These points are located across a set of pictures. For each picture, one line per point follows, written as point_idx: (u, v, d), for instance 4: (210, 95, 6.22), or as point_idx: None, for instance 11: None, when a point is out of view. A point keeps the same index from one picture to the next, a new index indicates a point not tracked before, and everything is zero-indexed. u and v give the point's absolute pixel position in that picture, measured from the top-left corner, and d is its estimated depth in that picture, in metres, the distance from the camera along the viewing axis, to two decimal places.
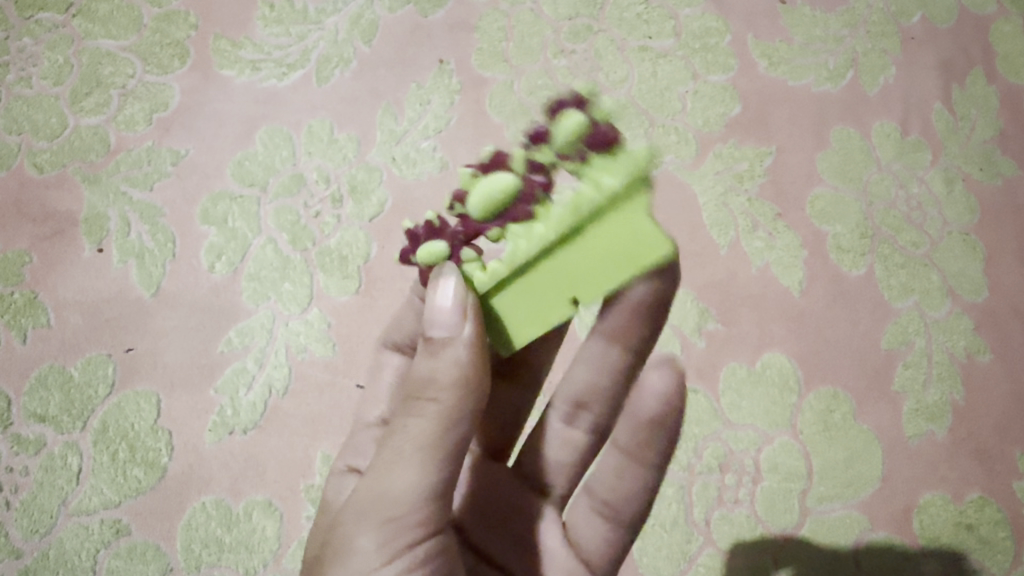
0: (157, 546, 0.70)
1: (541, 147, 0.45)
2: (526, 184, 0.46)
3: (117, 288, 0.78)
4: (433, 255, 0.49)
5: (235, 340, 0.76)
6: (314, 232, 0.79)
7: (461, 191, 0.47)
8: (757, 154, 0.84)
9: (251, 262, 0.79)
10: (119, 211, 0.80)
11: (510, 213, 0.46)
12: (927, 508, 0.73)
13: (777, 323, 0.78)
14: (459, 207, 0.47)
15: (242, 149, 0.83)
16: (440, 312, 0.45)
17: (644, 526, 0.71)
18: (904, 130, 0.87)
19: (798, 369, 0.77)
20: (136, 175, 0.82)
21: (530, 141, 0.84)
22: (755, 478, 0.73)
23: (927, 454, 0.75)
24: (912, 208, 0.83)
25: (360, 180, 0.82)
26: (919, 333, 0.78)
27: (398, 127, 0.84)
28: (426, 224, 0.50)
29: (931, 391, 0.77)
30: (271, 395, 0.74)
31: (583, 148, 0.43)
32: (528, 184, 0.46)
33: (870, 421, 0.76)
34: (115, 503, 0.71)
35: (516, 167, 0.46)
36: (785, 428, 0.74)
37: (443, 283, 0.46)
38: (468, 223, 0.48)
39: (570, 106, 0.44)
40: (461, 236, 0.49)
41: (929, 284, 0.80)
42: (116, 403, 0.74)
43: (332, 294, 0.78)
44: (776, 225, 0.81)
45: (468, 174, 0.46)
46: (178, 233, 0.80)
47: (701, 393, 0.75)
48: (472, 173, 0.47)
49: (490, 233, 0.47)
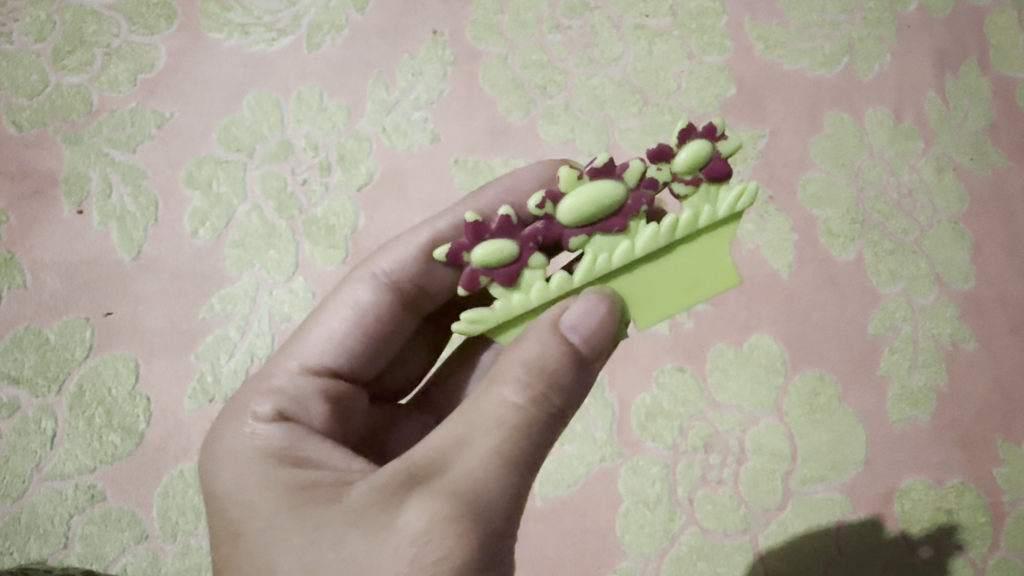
0: (133, 513, 0.67)
1: (659, 165, 0.46)
2: (631, 197, 0.46)
3: (98, 251, 0.76)
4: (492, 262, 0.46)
5: (217, 306, 0.74)
6: (301, 200, 0.78)
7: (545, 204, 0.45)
8: (751, 136, 0.85)
9: (236, 228, 0.77)
10: (100, 172, 0.78)
11: (603, 224, 0.46)
12: (909, 492, 0.72)
13: (765, 305, 0.78)
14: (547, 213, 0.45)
15: (230, 114, 0.81)
16: (554, 354, 0.42)
17: (628, 504, 0.70)
18: (897, 117, 0.87)
19: (786, 351, 0.76)
20: (119, 137, 0.79)
21: (522, 116, 0.83)
22: (740, 459, 0.72)
23: (911, 439, 0.74)
24: (902, 194, 0.83)
25: (349, 150, 0.80)
26: (906, 319, 0.78)
27: (389, 97, 0.83)
28: (498, 222, 0.45)
29: (916, 376, 0.76)
30: (252, 363, 0.72)
31: (699, 174, 0.47)
32: (635, 195, 0.46)
33: (855, 405, 0.75)
34: (90, 469, 0.68)
35: (630, 178, 0.46)
36: (771, 410, 0.74)
37: (580, 308, 0.44)
38: (550, 225, 0.46)
39: (695, 136, 0.46)
40: (535, 238, 0.46)
41: (916, 271, 0.80)
42: (94, 367, 0.71)
43: (318, 264, 0.76)
44: (767, 208, 0.82)
45: (574, 175, 0.45)
46: (161, 196, 0.78)
47: (688, 372, 0.74)
48: (578, 176, 0.45)
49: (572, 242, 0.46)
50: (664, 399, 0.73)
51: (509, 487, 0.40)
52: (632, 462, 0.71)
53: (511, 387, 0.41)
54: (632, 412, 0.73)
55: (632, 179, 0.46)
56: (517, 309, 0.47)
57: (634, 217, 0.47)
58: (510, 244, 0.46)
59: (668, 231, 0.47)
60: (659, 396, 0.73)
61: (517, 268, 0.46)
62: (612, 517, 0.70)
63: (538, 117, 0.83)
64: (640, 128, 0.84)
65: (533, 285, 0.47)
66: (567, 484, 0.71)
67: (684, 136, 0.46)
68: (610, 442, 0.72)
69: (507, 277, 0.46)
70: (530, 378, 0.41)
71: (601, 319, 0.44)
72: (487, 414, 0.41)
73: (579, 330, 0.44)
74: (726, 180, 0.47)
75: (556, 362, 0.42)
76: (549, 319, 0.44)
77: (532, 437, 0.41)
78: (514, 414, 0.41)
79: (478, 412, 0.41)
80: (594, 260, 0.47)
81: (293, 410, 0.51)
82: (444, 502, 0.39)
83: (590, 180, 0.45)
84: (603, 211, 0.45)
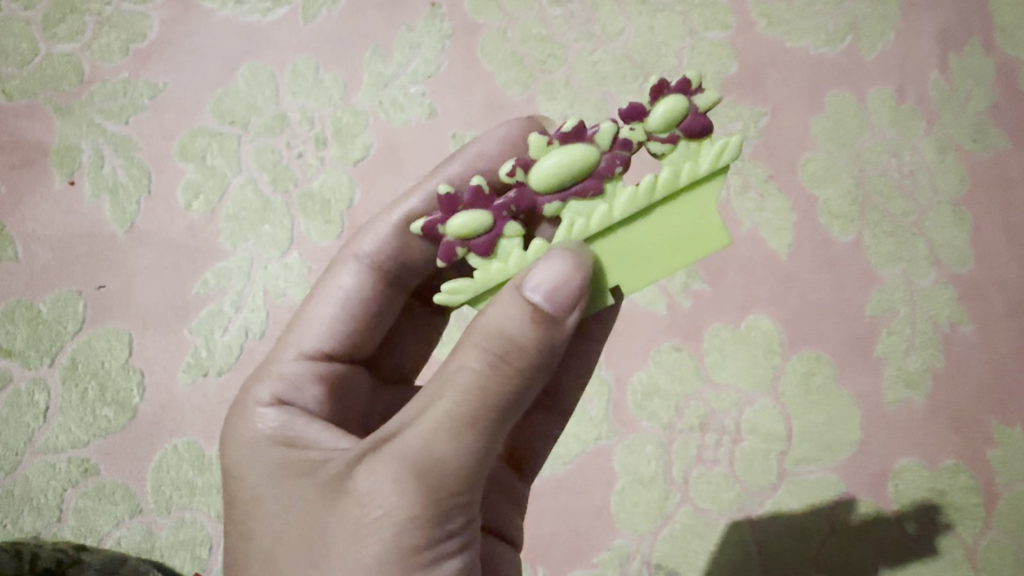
0: (127, 486, 0.67)
1: (633, 126, 0.46)
2: (605, 159, 0.46)
3: (90, 223, 0.75)
4: (466, 229, 0.46)
5: (211, 281, 0.73)
6: (296, 173, 0.77)
7: (517, 169, 0.46)
8: (752, 115, 0.84)
9: (230, 201, 0.76)
10: (92, 143, 0.77)
11: (578, 187, 0.46)
12: (902, 473, 0.72)
13: (763, 285, 0.77)
14: (519, 180, 0.46)
15: (224, 85, 0.80)
16: (521, 315, 0.41)
17: (623, 482, 0.70)
18: (899, 97, 0.86)
19: (783, 332, 0.76)
20: (112, 107, 0.78)
21: (521, 92, 0.82)
22: (735, 438, 0.72)
23: (906, 420, 0.74)
24: (903, 175, 0.83)
25: (345, 123, 0.79)
26: (903, 301, 0.78)
27: (386, 71, 0.82)
28: (471, 191, 0.46)
29: (912, 358, 0.76)
30: (247, 338, 0.72)
31: (676, 131, 0.46)
32: (609, 157, 0.46)
33: (851, 385, 0.75)
34: (84, 442, 0.67)
35: (602, 140, 0.46)
36: (767, 390, 0.73)
37: (543, 269, 0.42)
38: (524, 193, 0.46)
39: (668, 93, 0.46)
40: (509, 206, 0.46)
41: (915, 252, 0.80)
42: (86, 340, 0.70)
43: (313, 239, 0.75)
44: (768, 187, 0.81)
45: (543, 141, 0.45)
46: (154, 169, 0.77)
47: (684, 352, 0.74)
48: (547, 142, 0.45)
49: (547, 208, 0.46)
50: (660, 378, 0.73)
51: (468, 451, 0.41)
52: (628, 440, 0.71)
53: (468, 353, 0.41)
54: (628, 391, 0.73)
55: (604, 140, 0.46)
56: (497, 278, 0.47)
57: (609, 179, 0.46)
58: (483, 213, 0.46)
59: (646, 190, 0.46)
60: (655, 375, 0.73)
61: (494, 237, 0.46)
62: (607, 495, 0.70)
63: (537, 93, 0.83)
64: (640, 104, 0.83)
65: (511, 253, 0.46)
66: (563, 462, 0.71)
67: (655, 95, 0.46)
68: (606, 421, 0.72)
69: (484, 247, 0.46)
70: (491, 346, 0.41)
71: (568, 277, 0.42)
72: (447, 382, 0.41)
73: (545, 288, 0.42)
74: (707, 135, 0.46)
75: (517, 325, 0.41)
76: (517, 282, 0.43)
77: (491, 404, 0.40)
78: (472, 380, 0.40)
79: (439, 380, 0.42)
80: (571, 224, 0.46)
81: (289, 393, 0.53)
82: (395, 467, 0.40)
83: (560, 144, 0.45)
84: (575, 173, 0.45)
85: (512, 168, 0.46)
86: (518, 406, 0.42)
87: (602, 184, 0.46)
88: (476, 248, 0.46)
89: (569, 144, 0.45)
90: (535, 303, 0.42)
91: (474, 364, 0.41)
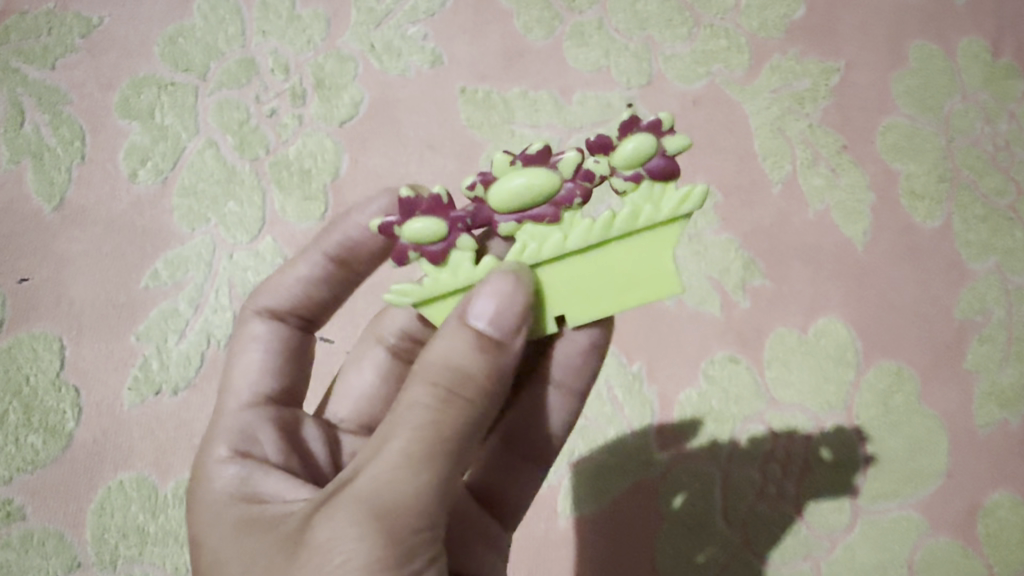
0: (60, 534, 0.54)
1: (599, 158, 0.37)
2: (565, 188, 0.37)
3: (8, 197, 0.60)
4: (421, 236, 0.38)
5: (163, 273, 0.59)
6: (267, 136, 0.62)
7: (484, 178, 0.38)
8: (822, 70, 0.69)
9: (186, 171, 0.61)
10: (9, 94, 0.61)
11: (533, 212, 0.38)
12: (995, 511, 0.61)
13: (833, 281, 0.64)
14: (479, 194, 0.38)
15: (177, 21, 0.64)
16: (464, 342, 0.34)
17: (667, 525, 0.59)
18: (995, 50, 0.72)
19: (857, 339, 0.63)
20: (32, 48, 0.62)
21: (545, 36, 0.67)
22: (801, 470, 0.60)
23: (997, 447, 0.63)
24: (998, 147, 0.69)
25: (329, 73, 0.64)
26: (998, 301, 0.65)
27: (378, 6, 0.65)
28: (429, 197, 0.38)
29: (1007, 371, 0.64)
30: (208, 346, 0.58)
31: (641, 170, 0.37)
32: (570, 185, 0.37)
33: (936, 404, 0.63)
34: (5, 479, 0.54)
35: (566, 166, 0.37)
36: (838, 411, 0.61)
37: (483, 290, 0.35)
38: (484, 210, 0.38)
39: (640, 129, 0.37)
40: (467, 221, 0.38)
41: (1012, 242, 0.67)
42: (6, 348, 0.56)
43: (290, 219, 0.61)
44: (840, 159, 0.67)
45: (505, 160, 0.38)
46: (88, 128, 0.61)
47: (742, 364, 0.62)
48: (510, 161, 0.38)
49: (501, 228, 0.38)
50: (713, 397, 0.61)
51: (432, 492, 0.32)
52: (672, 475, 0.59)
53: (414, 384, 0.34)
54: (674, 413, 0.61)
55: (568, 165, 0.37)
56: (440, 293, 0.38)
57: (565, 210, 0.38)
58: (437, 221, 0.38)
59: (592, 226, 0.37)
60: (707, 393, 0.61)
61: (444, 249, 0.38)
62: (648, 540, 0.58)
63: (563, 38, 0.67)
64: (690, 55, 0.68)
65: (460, 269, 0.38)
66: (596, 501, 0.59)
67: (625, 129, 0.37)
68: (648, 451, 0.60)
69: (433, 258, 0.38)
70: (443, 379, 0.33)
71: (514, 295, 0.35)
72: (394, 422, 0.33)
73: (489, 313, 0.35)
74: (672, 177, 0.37)
75: (469, 353, 0.34)
76: (457, 313, 0.35)
77: (453, 433, 0.32)
78: (425, 415, 0.32)
79: (385, 420, 0.34)
80: (520, 248, 0.38)
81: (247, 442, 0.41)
82: (348, 514, 0.31)
83: (523, 167, 0.37)
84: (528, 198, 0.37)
85: (479, 177, 0.38)
86: (475, 441, 0.34)
87: (557, 214, 0.38)
88: (423, 257, 0.38)
89: (531, 169, 0.37)
90: (480, 331, 0.34)
91: (426, 396, 0.33)
